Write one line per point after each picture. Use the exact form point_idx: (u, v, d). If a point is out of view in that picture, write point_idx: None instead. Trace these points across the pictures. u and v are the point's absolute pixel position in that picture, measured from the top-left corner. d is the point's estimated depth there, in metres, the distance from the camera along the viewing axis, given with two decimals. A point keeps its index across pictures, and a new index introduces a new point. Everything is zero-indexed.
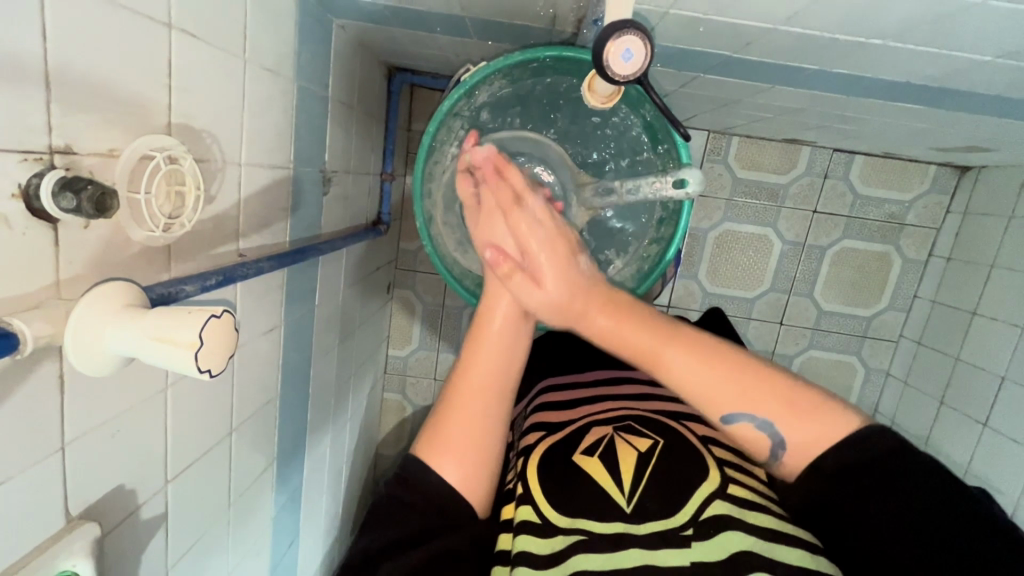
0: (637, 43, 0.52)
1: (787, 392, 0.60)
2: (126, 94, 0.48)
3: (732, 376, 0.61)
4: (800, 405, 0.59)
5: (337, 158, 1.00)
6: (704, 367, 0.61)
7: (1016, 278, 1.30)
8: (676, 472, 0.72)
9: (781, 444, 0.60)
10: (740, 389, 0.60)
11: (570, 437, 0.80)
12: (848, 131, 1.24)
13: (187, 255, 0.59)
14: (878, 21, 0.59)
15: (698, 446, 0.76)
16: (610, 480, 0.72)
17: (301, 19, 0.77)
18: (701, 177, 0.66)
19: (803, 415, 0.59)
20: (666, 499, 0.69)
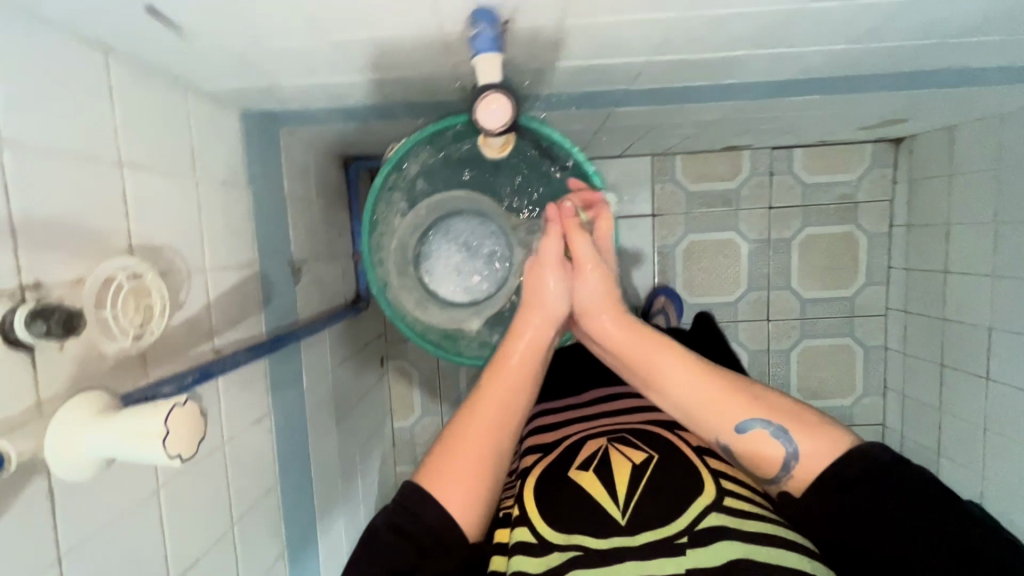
0: (497, 112, 0.60)
1: (806, 417, 0.66)
2: (87, 227, 0.54)
3: (745, 395, 0.68)
4: (807, 420, 0.66)
5: (303, 249, 1.07)
6: (713, 382, 0.69)
7: (972, 231, 1.33)
8: (670, 482, 0.72)
9: (793, 457, 0.64)
10: (751, 400, 0.68)
11: (564, 458, 0.82)
12: (774, 129, 1.32)
13: (163, 360, 0.64)
14: (732, 39, 0.67)
15: (692, 453, 0.76)
16: (604, 491, 0.73)
17: (246, 135, 0.87)
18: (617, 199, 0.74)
19: (812, 429, 0.65)
20: (662, 507, 0.70)
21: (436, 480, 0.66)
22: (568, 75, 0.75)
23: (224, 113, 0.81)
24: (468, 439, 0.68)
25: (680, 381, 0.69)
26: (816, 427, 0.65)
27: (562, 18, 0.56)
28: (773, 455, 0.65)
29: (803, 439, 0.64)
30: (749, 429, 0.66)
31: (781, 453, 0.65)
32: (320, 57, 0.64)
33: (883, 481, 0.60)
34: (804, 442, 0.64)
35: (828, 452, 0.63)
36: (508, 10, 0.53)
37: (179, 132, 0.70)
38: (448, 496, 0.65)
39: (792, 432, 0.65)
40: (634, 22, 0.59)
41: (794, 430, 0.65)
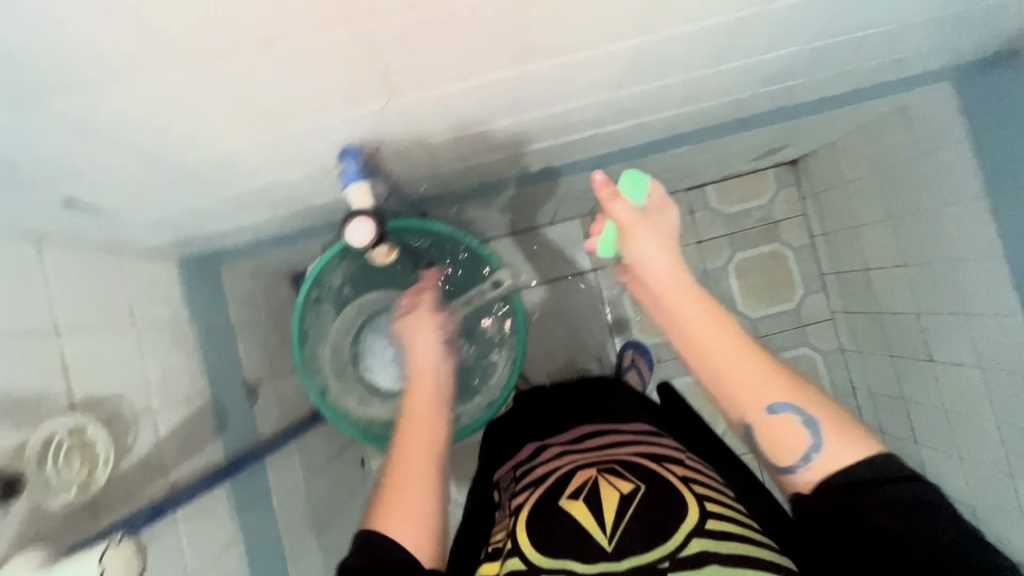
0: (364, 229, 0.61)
1: (826, 407, 0.58)
2: (28, 397, 0.61)
3: (788, 385, 0.59)
4: (841, 419, 0.57)
5: (258, 369, 1.13)
6: (747, 365, 0.60)
7: (875, 229, 1.45)
8: (656, 504, 0.68)
9: (816, 450, 0.56)
10: (788, 388, 0.59)
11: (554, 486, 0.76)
12: (676, 175, 1.46)
13: (114, 505, 0.68)
14: (579, 125, 0.78)
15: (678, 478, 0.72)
16: (591, 518, 0.68)
17: (185, 278, 0.95)
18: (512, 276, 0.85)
19: (845, 429, 0.56)
20: (648, 528, 0.66)
21: (386, 521, 0.61)
22: (455, 175, 0.87)
23: (160, 263, 0.90)
24: (410, 471, 0.64)
25: (722, 356, 0.60)
26: (851, 429, 0.56)
27: (420, 140, 0.67)
28: (794, 443, 0.57)
29: (826, 429, 0.56)
30: (781, 412, 0.58)
31: (802, 445, 0.56)
32: (229, 204, 0.74)
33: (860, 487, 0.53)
34: (834, 440, 0.56)
35: (844, 451, 0.55)
36: (371, 143, 0.64)
37: (116, 290, 0.78)
38: (399, 533, 0.60)
39: (824, 427, 0.56)
40: (480, 133, 0.71)
41: (826, 424, 0.56)
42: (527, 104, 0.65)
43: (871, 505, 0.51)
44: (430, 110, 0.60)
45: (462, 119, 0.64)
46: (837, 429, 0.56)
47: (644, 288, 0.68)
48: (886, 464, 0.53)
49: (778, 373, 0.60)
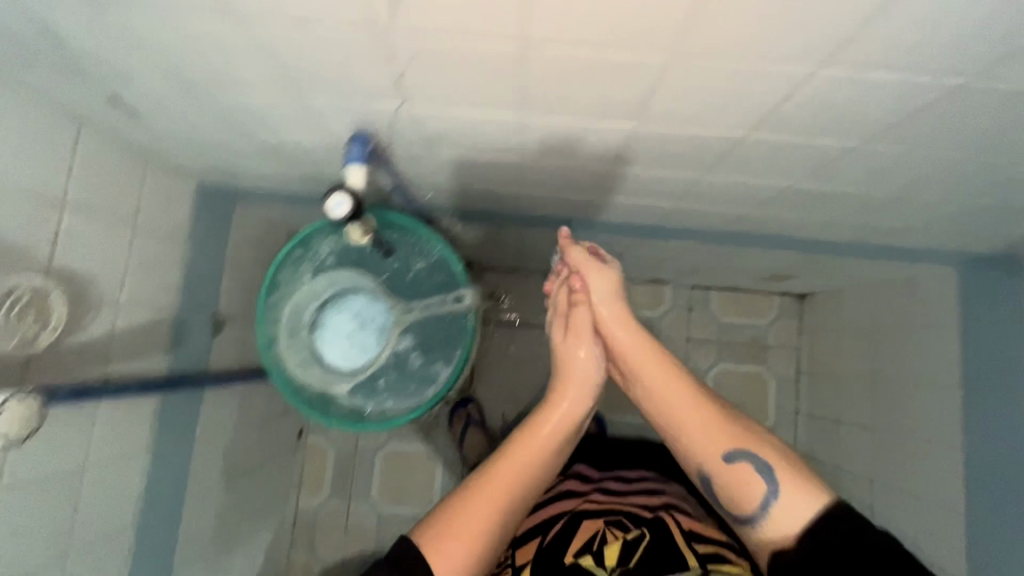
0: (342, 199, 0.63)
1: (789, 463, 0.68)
2: (13, 245, 0.67)
3: (729, 434, 0.71)
4: (797, 468, 0.67)
5: (233, 306, 1.19)
6: (695, 412, 0.73)
7: (854, 383, 1.45)
8: (663, 552, 0.80)
9: (773, 494, 0.66)
10: (748, 445, 0.70)
11: (568, 532, 0.87)
12: (679, 267, 1.50)
13: (46, 371, 0.73)
14: (577, 180, 0.85)
15: (680, 533, 0.86)
16: (593, 562, 0.80)
17: (198, 202, 1.03)
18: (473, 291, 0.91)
19: (792, 479, 0.66)
20: (650, 567, 0.77)
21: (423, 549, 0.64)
22: (458, 191, 0.94)
23: (179, 179, 0.97)
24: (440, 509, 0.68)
25: (666, 389, 0.75)
26: (809, 483, 0.65)
27: (429, 145, 0.75)
28: (752, 490, 0.67)
29: (778, 478, 0.66)
30: (736, 461, 0.69)
31: (762, 491, 0.66)
32: (250, 146, 0.81)
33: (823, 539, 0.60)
34: (788, 488, 0.65)
35: (801, 501, 0.64)
36: (382, 132, 0.71)
37: (129, 187, 0.85)
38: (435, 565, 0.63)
39: (780, 477, 0.66)
40: (484, 157, 0.78)
41: (779, 472, 0.67)
42: (529, 144, 0.73)
43: (837, 547, 0.58)
44: (441, 121, 0.68)
45: (469, 138, 0.72)
46: (791, 480, 0.66)
47: (582, 363, 0.81)
48: (852, 512, 0.61)
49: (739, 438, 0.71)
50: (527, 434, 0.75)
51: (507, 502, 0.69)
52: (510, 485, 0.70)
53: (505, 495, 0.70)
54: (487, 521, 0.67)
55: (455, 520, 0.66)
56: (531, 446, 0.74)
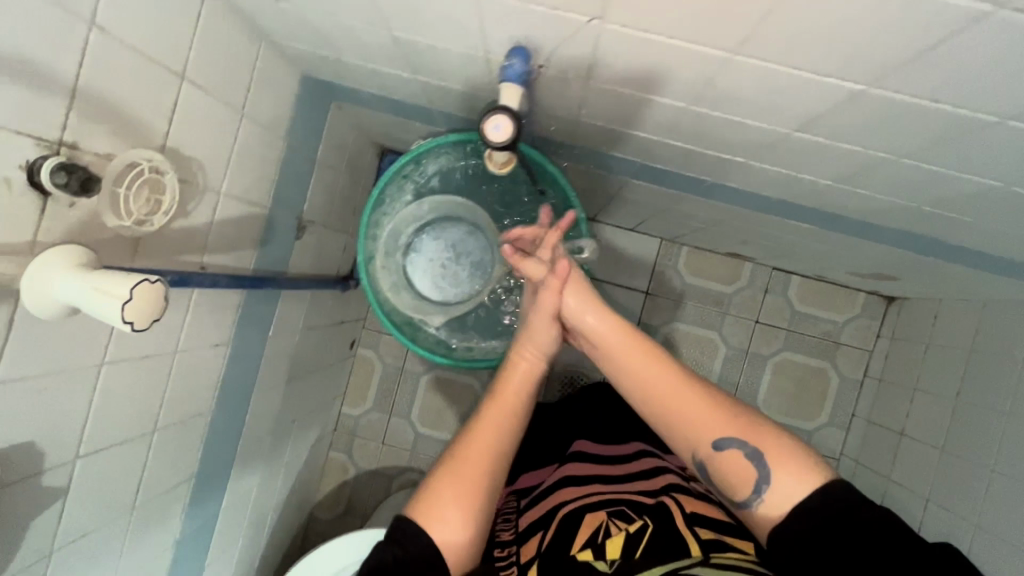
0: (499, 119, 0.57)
1: (767, 435, 0.64)
2: (133, 117, 0.62)
3: (712, 410, 0.67)
4: (779, 442, 0.63)
5: (315, 212, 1.15)
6: (672, 388, 0.68)
7: (934, 402, 1.37)
8: (665, 543, 0.77)
9: (765, 479, 0.62)
10: (729, 423, 0.66)
11: (572, 529, 0.85)
12: (774, 248, 1.39)
13: (150, 254, 0.70)
14: (732, 145, 0.74)
15: (681, 517, 0.83)
16: (592, 555, 0.78)
17: (301, 95, 0.96)
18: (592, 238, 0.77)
19: (783, 458, 0.62)
20: (649, 557, 0.74)
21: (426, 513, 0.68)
22: (590, 131, 0.83)
23: (288, 69, 0.90)
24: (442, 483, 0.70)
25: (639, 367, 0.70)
26: (798, 460, 0.62)
27: (588, 77, 0.65)
28: (743, 473, 0.63)
29: (770, 462, 0.62)
30: (727, 448, 0.65)
31: (755, 475, 0.62)
32: (380, 44, 0.73)
33: (820, 518, 0.58)
34: (777, 472, 0.61)
35: (795, 486, 0.60)
36: (545, 54, 0.61)
37: (243, 70, 0.78)
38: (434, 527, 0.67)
39: (767, 457, 0.62)
40: (649, 101, 0.67)
41: (767, 454, 0.62)
42: (709, 98, 0.62)
43: (834, 535, 0.57)
44: (621, 52, 0.57)
45: (643, 78, 0.61)
46: (775, 458, 0.62)
47: (545, 332, 0.78)
48: (846, 490, 0.59)
49: (728, 412, 0.67)
50: (496, 404, 0.75)
51: (487, 481, 0.71)
52: (487, 461, 0.71)
53: (481, 475, 0.70)
54: (474, 496, 0.69)
55: (443, 502, 0.68)
56: (499, 417, 0.74)
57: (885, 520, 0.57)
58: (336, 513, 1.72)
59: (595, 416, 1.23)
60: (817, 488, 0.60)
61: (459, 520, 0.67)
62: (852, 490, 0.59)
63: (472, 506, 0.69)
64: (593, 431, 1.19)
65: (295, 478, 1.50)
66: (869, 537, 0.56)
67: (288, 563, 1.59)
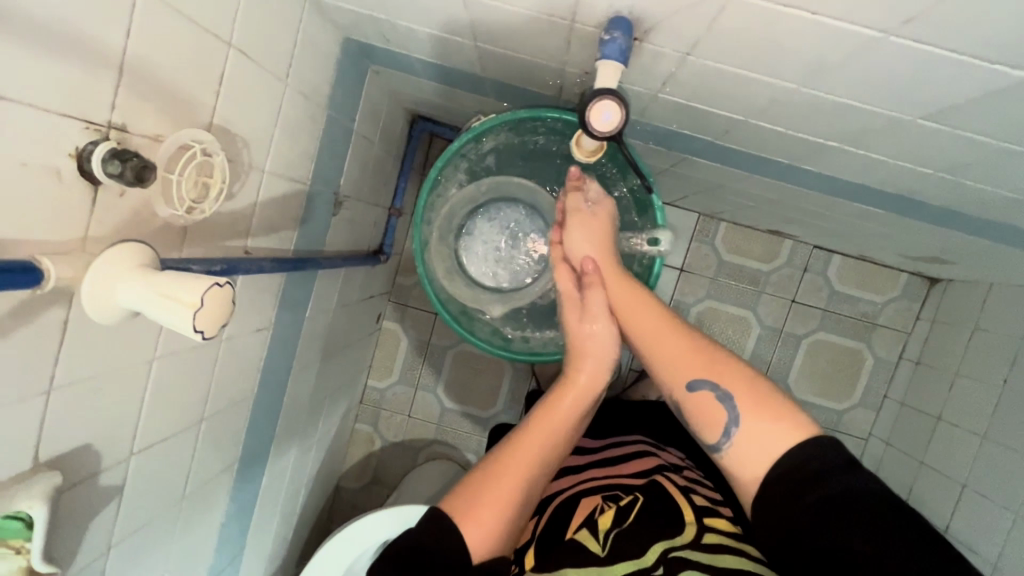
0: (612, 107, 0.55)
1: (752, 384, 0.62)
2: (181, 92, 0.55)
3: (696, 353, 0.65)
4: (764, 394, 0.61)
5: (350, 185, 1.08)
6: (666, 335, 0.67)
7: (979, 388, 1.34)
8: (656, 517, 0.76)
9: (733, 421, 0.60)
10: (712, 371, 0.63)
11: (567, 511, 0.83)
12: (824, 228, 1.33)
13: (199, 241, 0.64)
14: (829, 127, 0.67)
15: (675, 492, 0.83)
16: (587, 532, 0.75)
17: (342, 60, 0.88)
18: (672, 237, 0.74)
19: (761, 408, 0.60)
20: (642, 535, 0.73)
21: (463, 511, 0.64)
22: (665, 108, 0.76)
23: (331, 31, 0.81)
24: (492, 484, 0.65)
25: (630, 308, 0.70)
26: (778, 408, 0.60)
27: (688, 52, 0.57)
28: (714, 421, 0.62)
29: (741, 407, 0.61)
30: (699, 390, 0.63)
31: (723, 418, 0.61)
32: (445, 8, 0.65)
33: (799, 487, 0.55)
34: (746, 417, 0.60)
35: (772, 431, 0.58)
36: (648, 24, 0.54)
37: (288, 35, 0.70)
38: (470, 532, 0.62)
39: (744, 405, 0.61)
40: (753, 80, 0.60)
41: (737, 397, 0.61)
42: (830, 81, 0.55)
43: (812, 505, 0.54)
44: (741, 26, 0.49)
45: (758, 55, 0.54)
46: (751, 406, 0.60)
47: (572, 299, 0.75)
48: (825, 446, 0.56)
49: (714, 359, 0.64)
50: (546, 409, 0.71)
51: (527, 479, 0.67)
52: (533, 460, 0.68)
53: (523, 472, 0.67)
54: (512, 493, 0.66)
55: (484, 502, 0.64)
56: (555, 429, 0.70)
57: (870, 500, 0.53)
58: (362, 484, 1.72)
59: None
60: (796, 441, 0.57)
61: (494, 517, 0.64)
62: (830, 452, 0.56)
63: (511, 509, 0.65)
64: (590, 415, 1.18)
65: (325, 453, 1.49)
66: (847, 515, 0.53)
67: (318, 533, 1.60)
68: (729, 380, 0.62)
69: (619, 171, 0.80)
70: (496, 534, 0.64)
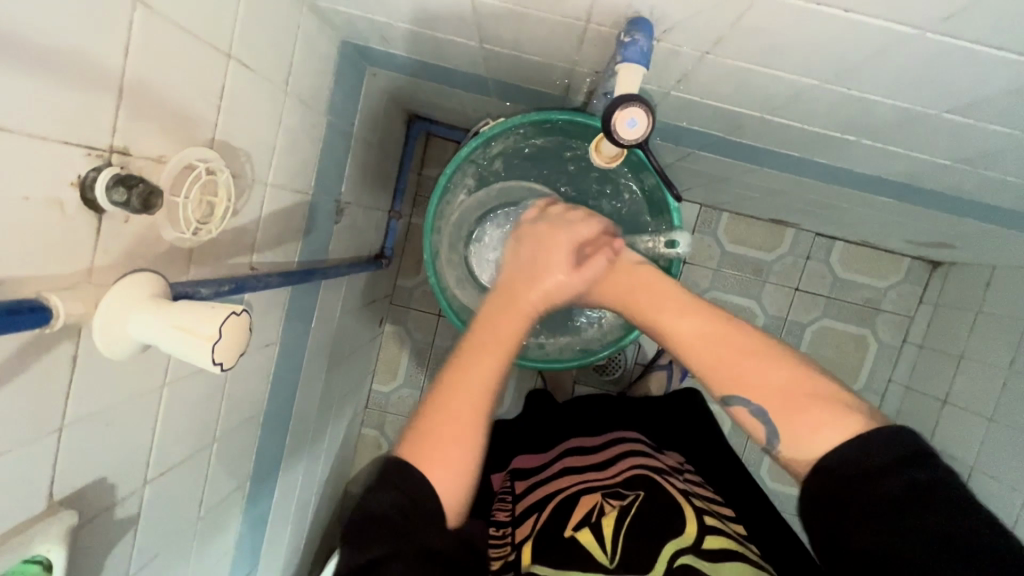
0: (639, 113, 0.51)
1: (805, 387, 0.52)
2: (182, 109, 0.53)
3: (738, 351, 0.55)
4: (815, 392, 0.51)
5: (351, 191, 1.05)
6: (692, 323, 0.58)
7: (984, 370, 1.33)
8: (658, 522, 0.75)
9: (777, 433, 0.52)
10: (750, 358, 0.55)
11: (565, 509, 0.81)
12: (829, 216, 1.32)
13: (205, 261, 0.62)
14: (849, 120, 0.66)
15: (677, 496, 0.81)
16: (593, 538, 0.74)
17: (340, 64, 0.85)
18: (691, 240, 0.73)
19: (795, 398, 0.51)
20: (646, 544, 0.72)
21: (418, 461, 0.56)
22: (679, 105, 0.74)
23: (329, 34, 0.78)
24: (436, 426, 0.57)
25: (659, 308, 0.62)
26: (828, 400, 0.50)
27: (707, 50, 0.56)
28: (753, 428, 0.53)
29: (775, 409, 0.52)
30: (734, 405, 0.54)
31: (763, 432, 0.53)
32: (451, 10, 0.63)
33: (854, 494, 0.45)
34: (782, 419, 0.51)
35: (822, 434, 0.49)
36: (668, 22, 0.52)
37: (286, 42, 0.67)
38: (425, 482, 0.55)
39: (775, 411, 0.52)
40: (773, 77, 0.58)
41: (777, 401, 0.52)
42: (856, 75, 0.54)
43: (852, 507, 0.45)
44: (766, 22, 0.48)
45: (782, 51, 0.52)
46: (788, 403, 0.52)
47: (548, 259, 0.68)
48: (880, 442, 0.46)
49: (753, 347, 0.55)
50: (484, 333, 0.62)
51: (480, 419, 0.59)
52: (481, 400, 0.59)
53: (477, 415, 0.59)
54: (471, 442, 0.58)
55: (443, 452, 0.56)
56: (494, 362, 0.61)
57: (918, 493, 0.43)
58: None
59: (585, 397, 1.21)
60: (848, 437, 0.47)
61: (458, 468, 0.56)
62: (890, 448, 0.45)
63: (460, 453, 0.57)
64: (591, 413, 1.16)
65: (333, 461, 1.47)
66: (889, 511, 0.43)
67: (328, 540, 1.58)
68: (769, 374, 0.53)
69: (632, 175, 0.79)
70: (465, 483, 0.57)
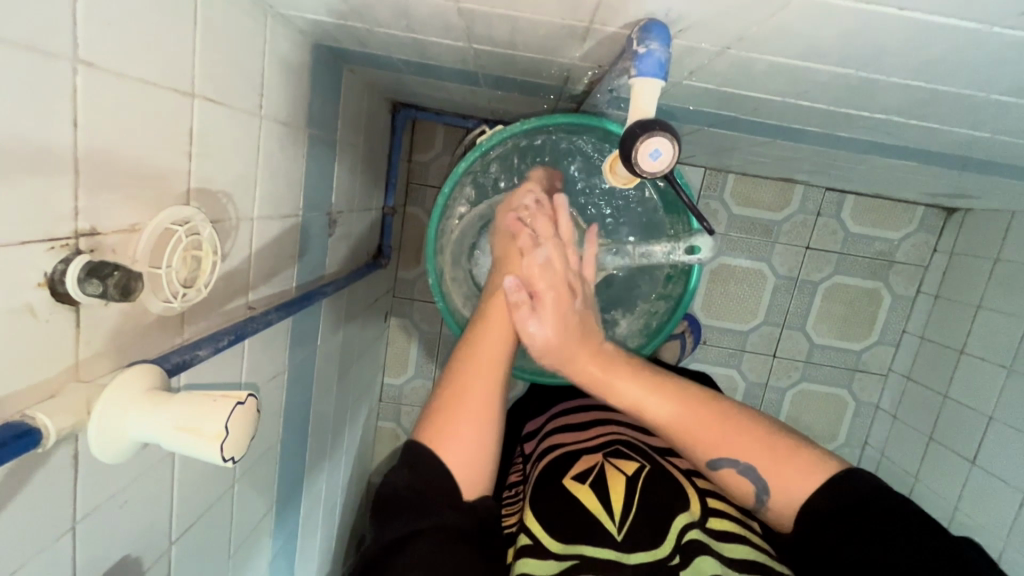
0: (666, 144, 0.46)
1: (768, 439, 0.61)
2: (149, 168, 0.47)
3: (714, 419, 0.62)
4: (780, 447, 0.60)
5: (342, 198, 0.99)
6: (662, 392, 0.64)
7: (1003, 320, 1.28)
8: (662, 496, 0.65)
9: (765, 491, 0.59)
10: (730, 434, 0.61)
11: (563, 461, 0.73)
12: (841, 174, 1.24)
13: (200, 316, 0.58)
14: (878, 101, 0.60)
15: (679, 473, 0.70)
16: (596, 500, 0.65)
17: (315, 68, 0.77)
18: (713, 243, 0.74)
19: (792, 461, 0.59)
20: (654, 522, 0.62)
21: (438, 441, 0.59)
22: (693, 92, 0.67)
23: (297, 41, 0.70)
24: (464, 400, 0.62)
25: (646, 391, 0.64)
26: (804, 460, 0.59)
27: (728, 45, 0.50)
28: (744, 489, 0.60)
29: (767, 473, 0.59)
30: (723, 467, 0.61)
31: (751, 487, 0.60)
32: (435, 16, 0.56)
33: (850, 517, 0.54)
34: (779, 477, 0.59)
35: (804, 480, 0.57)
36: (685, 24, 0.46)
37: (253, 63, 0.60)
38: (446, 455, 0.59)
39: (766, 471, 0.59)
40: (799, 68, 0.53)
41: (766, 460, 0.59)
42: (892, 65, 0.49)
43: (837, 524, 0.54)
44: (803, 21, 0.42)
45: (812, 45, 0.46)
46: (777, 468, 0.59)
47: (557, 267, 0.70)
48: (850, 481, 0.56)
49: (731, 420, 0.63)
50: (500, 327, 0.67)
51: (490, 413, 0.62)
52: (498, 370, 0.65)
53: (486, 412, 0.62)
54: (484, 422, 0.61)
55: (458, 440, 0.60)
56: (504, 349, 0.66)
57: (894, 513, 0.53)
58: None
59: None
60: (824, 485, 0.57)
61: (475, 444, 0.60)
62: (865, 479, 0.56)
63: (484, 436, 0.61)
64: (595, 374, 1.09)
65: (354, 460, 1.47)
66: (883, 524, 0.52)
67: (357, 532, 1.61)
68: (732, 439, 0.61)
69: (653, 185, 0.78)
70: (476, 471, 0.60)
